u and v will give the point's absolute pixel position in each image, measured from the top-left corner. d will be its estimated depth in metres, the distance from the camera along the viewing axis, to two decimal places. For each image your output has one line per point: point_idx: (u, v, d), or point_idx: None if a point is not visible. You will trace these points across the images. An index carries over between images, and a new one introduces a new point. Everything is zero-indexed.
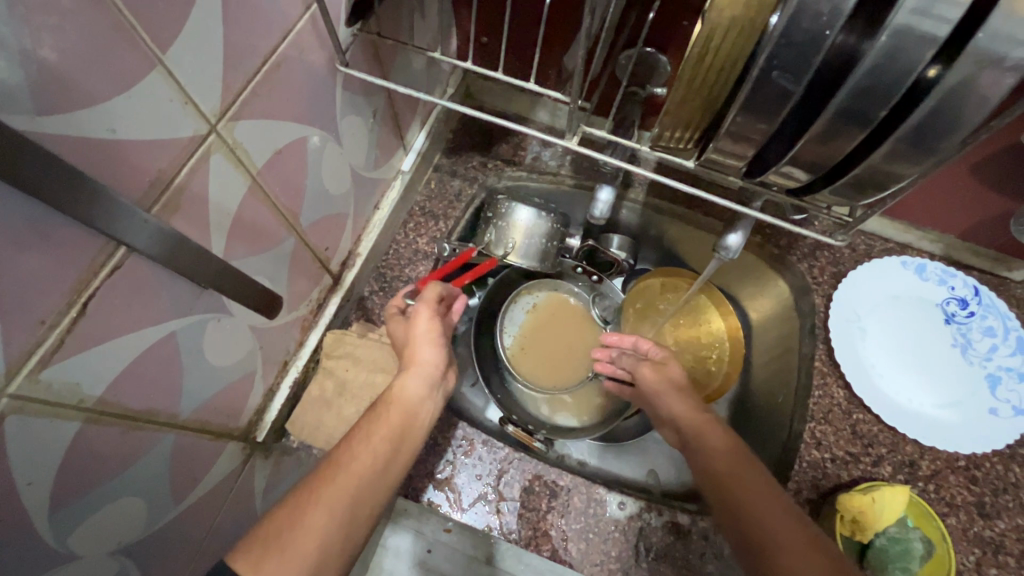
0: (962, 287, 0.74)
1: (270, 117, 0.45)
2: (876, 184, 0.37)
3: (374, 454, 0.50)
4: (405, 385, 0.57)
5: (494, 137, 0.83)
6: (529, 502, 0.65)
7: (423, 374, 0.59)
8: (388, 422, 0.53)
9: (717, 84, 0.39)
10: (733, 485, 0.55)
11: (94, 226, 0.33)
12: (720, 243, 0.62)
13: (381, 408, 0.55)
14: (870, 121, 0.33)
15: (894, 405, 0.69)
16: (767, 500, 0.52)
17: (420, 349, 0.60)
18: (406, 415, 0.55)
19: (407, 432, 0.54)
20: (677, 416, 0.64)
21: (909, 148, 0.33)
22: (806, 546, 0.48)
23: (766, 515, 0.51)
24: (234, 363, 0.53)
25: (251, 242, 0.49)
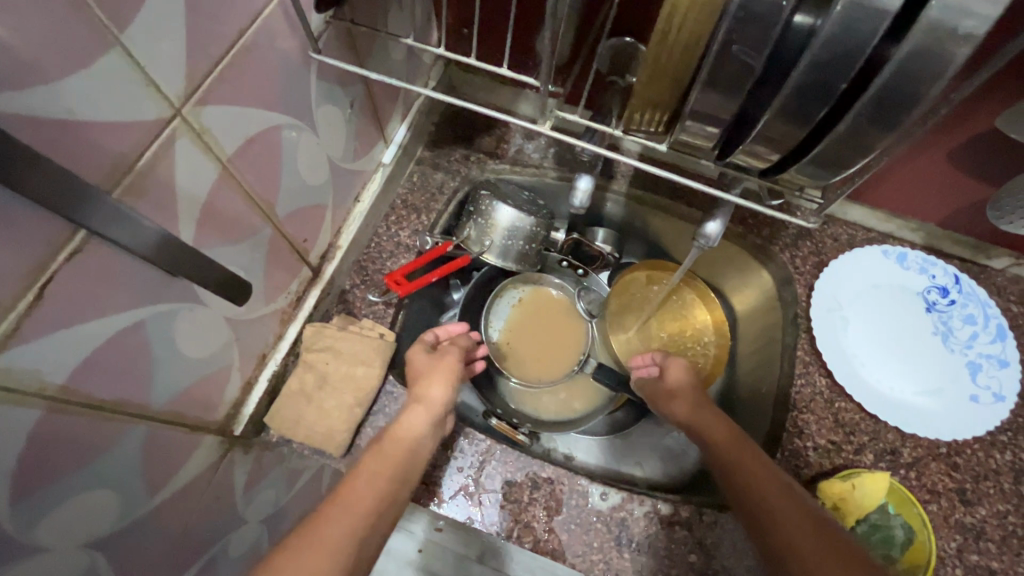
0: (943, 275, 0.74)
1: (241, 103, 0.45)
2: (842, 159, 0.37)
3: (377, 491, 0.53)
4: (407, 419, 0.62)
5: (476, 130, 0.83)
6: (511, 494, 0.64)
7: (427, 408, 0.63)
8: (393, 458, 0.57)
9: (683, 65, 0.39)
10: (733, 463, 0.58)
11: (52, 209, 0.32)
12: (699, 232, 0.62)
13: (383, 443, 0.59)
14: (831, 94, 0.33)
15: (876, 393, 0.69)
16: (763, 472, 0.56)
17: (432, 387, 0.66)
18: (409, 450, 0.59)
19: (407, 467, 0.57)
20: (682, 416, 0.69)
21: (870, 121, 0.34)
22: (800, 514, 0.51)
23: (763, 488, 0.54)
24: (209, 355, 0.53)
25: (223, 231, 0.49)
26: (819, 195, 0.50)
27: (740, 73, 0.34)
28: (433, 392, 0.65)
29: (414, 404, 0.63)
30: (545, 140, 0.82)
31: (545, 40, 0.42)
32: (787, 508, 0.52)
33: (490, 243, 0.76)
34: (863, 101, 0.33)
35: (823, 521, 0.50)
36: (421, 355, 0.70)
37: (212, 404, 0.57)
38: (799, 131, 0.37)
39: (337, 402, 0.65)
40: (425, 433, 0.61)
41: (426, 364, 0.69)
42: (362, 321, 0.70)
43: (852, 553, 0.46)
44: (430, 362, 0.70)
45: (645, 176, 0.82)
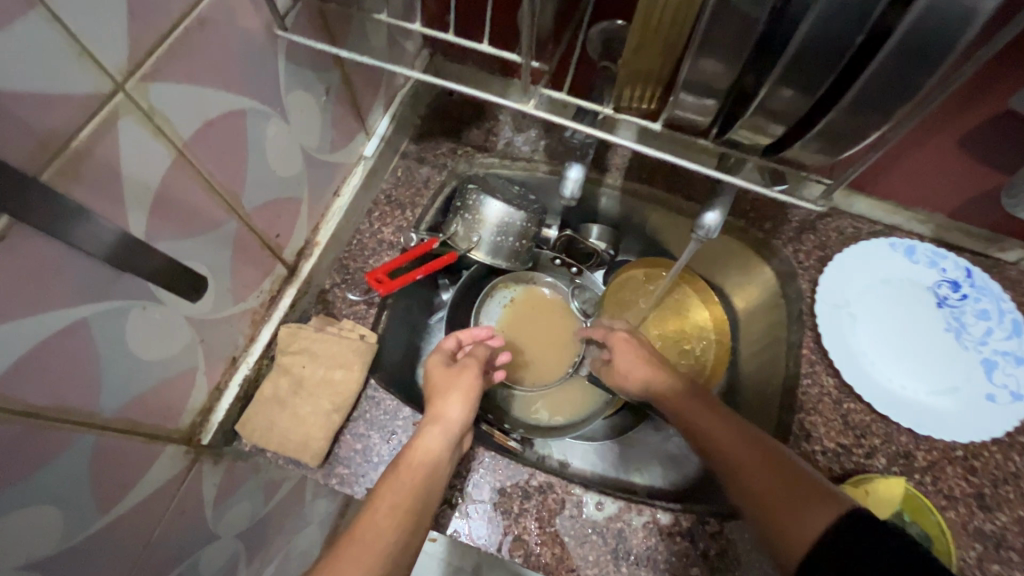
0: (954, 268, 0.71)
1: (198, 82, 0.41)
2: (852, 126, 0.34)
3: (396, 526, 0.50)
4: (423, 439, 0.58)
5: (463, 122, 0.79)
6: (500, 504, 0.60)
7: (443, 428, 0.59)
8: (410, 484, 0.54)
9: (678, 27, 0.35)
10: (694, 424, 0.60)
11: None
12: (697, 222, 0.58)
13: (399, 468, 0.55)
14: (841, 58, 0.31)
15: (887, 393, 0.65)
16: (720, 427, 0.57)
17: (449, 406, 0.63)
18: (428, 474, 0.55)
19: (425, 491, 0.54)
20: (657, 392, 0.68)
21: (882, 83, 0.31)
22: (760, 459, 0.52)
23: (721, 442, 0.56)
24: (170, 357, 0.49)
25: (181, 223, 0.45)
26: (828, 177, 0.47)
27: (740, 32, 0.31)
28: (449, 411, 0.62)
29: (428, 424, 0.59)
30: (536, 132, 0.78)
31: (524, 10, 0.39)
32: (746, 457, 0.53)
33: (479, 240, 0.73)
34: (885, 52, 0.30)
35: (781, 461, 0.52)
36: (439, 368, 0.68)
37: (174, 412, 0.53)
38: (809, 97, 0.33)
39: (313, 408, 0.61)
40: (444, 455, 0.57)
41: (446, 379, 0.67)
42: (342, 322, 0.66)
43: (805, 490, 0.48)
44: (449, 375, 0.67)
45: (640, 169, 0.78)
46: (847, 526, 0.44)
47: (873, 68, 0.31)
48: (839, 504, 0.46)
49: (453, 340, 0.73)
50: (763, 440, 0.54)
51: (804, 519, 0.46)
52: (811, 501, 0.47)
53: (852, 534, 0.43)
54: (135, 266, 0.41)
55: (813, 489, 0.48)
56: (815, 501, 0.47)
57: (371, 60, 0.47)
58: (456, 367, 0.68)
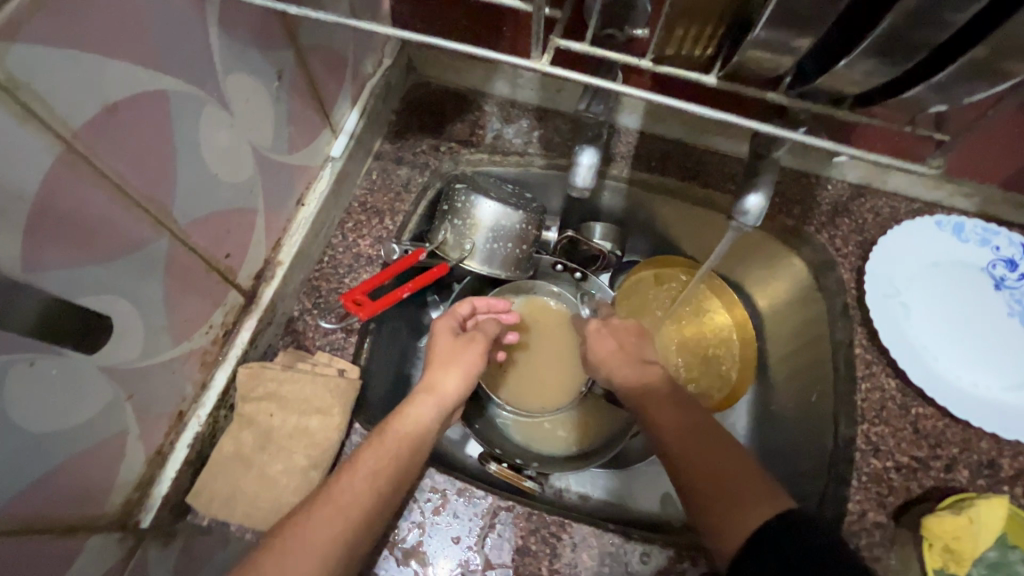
0: (1008, 245, 0.63)
1: (88, 49, 0.30)
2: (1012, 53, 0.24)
3: (373, 492, 0.42)
4: (412, 410, 0.48)
5: (445, 115, 0.69)
6: (525, 567, 0.49)
7: (437, 401, 0.50)
8: (393, 453, 0.44)
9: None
10: (645, 397, 0.54)
11: None
12: (735, 208, 0.49)
13: (387, 437, 0.45)
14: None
15: (959, 392, 0.56)
16: (671, 408, 0.51)
17: (446, 377, 0.52)
18: (417, 448, 0.46)
19: (413, 461, 0.45)
20: (619, 381, 0.57)
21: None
22: (702, 448, 0.47)
23: (670, 424, 0.50)
24: (80, 424, 0.37)
25: (80, 243, 0.33)
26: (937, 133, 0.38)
27: None
28: (444, 382, 0.51)
29: (419, 394, 0.50)
30: (527, 122, 0.69)
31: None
32: (690, 447, 0.48)
33: (472, 247, 0.63)
34: None
35: (727, 450, 0.47)
36: (444, 338, 0.55)
37: (97, 494, 0.41)
38: (954, 19, 0.24)
39: (285, 466, 0.49)
40: (433, 429, 0.49)
41: (448, 342, 0.54)
42: (316, 356, 0.55)
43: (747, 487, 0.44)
44: (455, 346, 0.54)
45: (648, 155, 0.69)
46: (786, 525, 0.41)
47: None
48: (777, 505, 0.43)
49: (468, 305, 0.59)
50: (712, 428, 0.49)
51: (742, 521, 0.43)
52: (752, 497, 0.44)
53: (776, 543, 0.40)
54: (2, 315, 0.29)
55: (754, 485, 0.45)
56: (754, 502, 0.43)
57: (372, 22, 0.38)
58: (463, 337, 0.55)
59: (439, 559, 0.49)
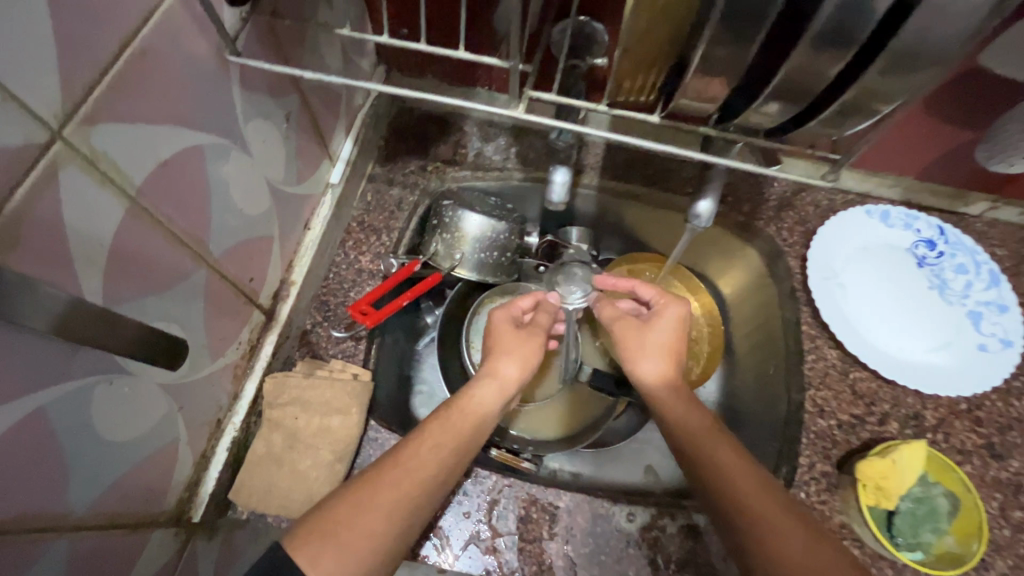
0: (927, 228, 0.72)
1: (148, 119, 0.36)
2: (880, 95, 0.32)
3: (438, 465, 0.48)
4: (479, 392, 0.58)
5: (430, 137, 0.75)
6: (529, 532, 0.57)
7: (500, 384, 0.60)
8: (457, 430, 0.52)
9: (687, 2, 0.32)
10: (702, 446, 0.54)
11: None
12: (689, 212, 0.57)
13: (453, 412, 0.54)
14: (854, 43, 0.29)
15: (887, 357, 0.66)
16: (736, 459, 0.52)
17: (505, 362, 0.62)
18: (478, 422, 0.55)
19: (474, 439, 0.53)
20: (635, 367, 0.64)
21: (904, 58, 0.29)
22: (744, 477, 0.50)
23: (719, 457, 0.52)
24: (144, 433, 0.43)
25: (143, 280, 0.39)
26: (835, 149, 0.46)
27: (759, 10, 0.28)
28: (505, 368, 0.61)
29: (484, 378, 0.59)
30: (504, 140, 0.76)
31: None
32: (738, 478, 0.50)
33: (462, 256, 0.71)
34: (914, 24, 0.27)
35: (779, 497, 0.49)
36: (507, 327, 0.65)
37: (156, 495, 0.47)
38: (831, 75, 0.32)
39: (313, 461, 0.55)
40: (495, 411, 0.58)
41: (511, 336, 0.64)
42: (331, 363, 0.61)
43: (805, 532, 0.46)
44: (516, 337, 0.64)
45: (614, 165, 0.77)
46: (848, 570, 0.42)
47: (902, 41, 0.28)
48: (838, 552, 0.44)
49: (529, 298, 0.68)
50: (755, 464, 0.52)
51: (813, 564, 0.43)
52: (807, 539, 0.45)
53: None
54: (122, 334, 0.35)
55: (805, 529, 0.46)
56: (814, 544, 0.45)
57: (396, 40, 0.46)
58: (524, 330, 0.65)
59: (454, 529, 0.56)
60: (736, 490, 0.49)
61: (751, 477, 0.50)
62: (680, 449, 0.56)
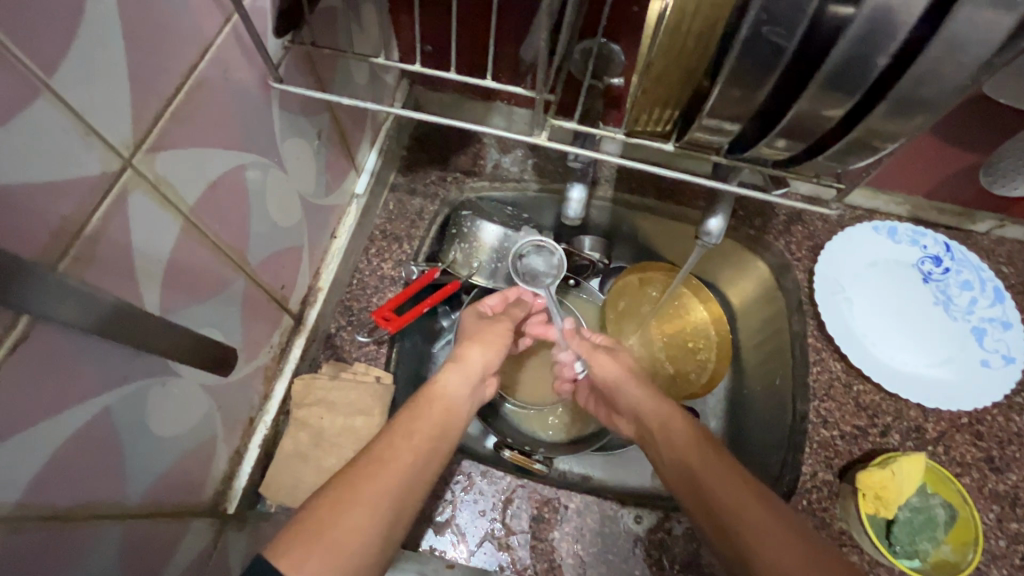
0: (934, 244, 0.74)
1: (201, 145, 0.40)
2: (884, 136, 0.34)
3: (413, 450, 0.50)
4: (447, 378, 0.59)
5: (450, 149, 0.78)
6: (541, 531, 0.60)
7: (464, 371, 0.61)
8: (430, 419, 0.53)
9: (699, 54, 0.36)
10: (709, 476, 0.53)
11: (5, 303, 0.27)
12: (701, 230, 0.60)
13: (422, 402, 0.55)
14: (859, 91, 0.31)
15: (889, 370, 0.68)
16: (731, 474, 0.53)
17: (471, 349, 0.63)
18: (446, 410, 0.56)
19: (446, 428, 0.54)
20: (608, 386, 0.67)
21: (905, 105, 0.31)
22: (737, 492, 0.51)
23: (710, 471, 0.53)
24: (187, 431, 0.46)
25: (192, 290, 0.43)
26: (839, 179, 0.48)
27: (769, 62, 0.30)
28: (472, 355, 0.63)
29: (450, 365, 0.61)
30: (522, 152, 0.78)
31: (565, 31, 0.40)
32: (733, 493, 0.51)
33: (479, 264, 0.74)
34: (914, 77, 0.29)
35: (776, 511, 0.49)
36: (472, 319, 0.68)
37: (196, 488, 0.50)
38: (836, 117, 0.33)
39: (337, 459, 0.58)
40: (465, 397, 0.59)
41: (477, 326, 0.67)
42: (354, 366, 0.65)
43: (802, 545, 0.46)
44: (479, 327, 0.66)
45: (628, 179, 0.79)
46: None
47: (903, 91, 0.30)
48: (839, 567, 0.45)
49: (497, 297, 0.71)
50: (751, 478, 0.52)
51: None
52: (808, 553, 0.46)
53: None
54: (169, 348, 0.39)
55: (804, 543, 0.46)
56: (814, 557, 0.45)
57: (426, 69, 0.49)
58: (486, 319, 0.68)
59: (469, 526, 0.59)
60: (730, 505, 0.50)
61: (747, 490, 0.51)
62: (686, 477, 0.55)
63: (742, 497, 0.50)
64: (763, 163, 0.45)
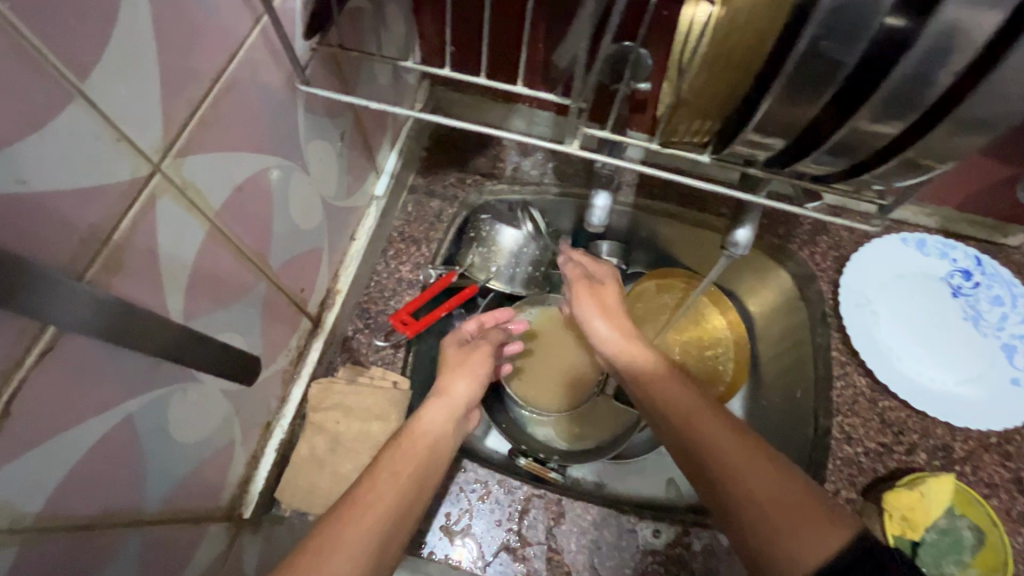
0: (964, 258, 0.72)
1: (228, 150, 0.39)
2: (940, 155, 0.32)
3: (397, 495, 0.45)
4: (428, 415, 0.55)
5: (470, 151, 0.77)
6: (557, 543, 0.59)
7: (448, 403, 0.57)
8: (415, 456, 0.50)
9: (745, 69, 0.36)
10: (694, 428, 0.47)
11: (32, 315, 0.26)
12: (728, 240, 0.58)
13: (403, 441, 0.51)
14: (916, 108, 0.29)
15: (917, 386, 0.66)
16: (722, 424, 0.47)
17: (456, 382, 0.60)
18: (431, 445, 0.52)
19: (431, 464, 0.50)
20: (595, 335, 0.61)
21: (965, 123, 0.29)
22: (725, 443, 0.45)
23: (698, 422, 0.47)
24: (206, 435, 0.46)
25: (214, 295, 0.42)
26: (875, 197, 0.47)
27: (824, 75, 0.29)
28: (455, 388, 0.59)
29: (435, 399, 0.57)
30: (542, 155, 0.77)
31: (607, 39, 0.38)
32: (722, 441, 0.45)
33: (497, 270, 0.73)
34: (978, 94, 0.28)
35: (773, 463, 0.43)
36: (452, 347, 0.64)
37: (213, 492, 0.50)
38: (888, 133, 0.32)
39: (354, 465, 0.58)
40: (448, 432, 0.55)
41: (457, 354, 0.63)
42: (371, 370, 0.64)
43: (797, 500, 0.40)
44: (461, 354, 0.63)
45: (650, 185, 0.78)
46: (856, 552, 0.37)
47: (963, 108, 0.29)
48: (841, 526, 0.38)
49: (474, 322, 0.68)
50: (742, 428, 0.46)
51: (808, 536, 0.38)
52: (807, 511, 0.39)
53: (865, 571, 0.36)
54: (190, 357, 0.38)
55: (801, 500, 0.40)
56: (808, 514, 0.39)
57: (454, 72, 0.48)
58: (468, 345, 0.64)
59: (485, 536, 0.59)
60: (718, 456, 0.44)
61: (739, 440, 0.45)
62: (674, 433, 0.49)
63: (731, 447, 0.44)
64: (801, 177, 0.44)
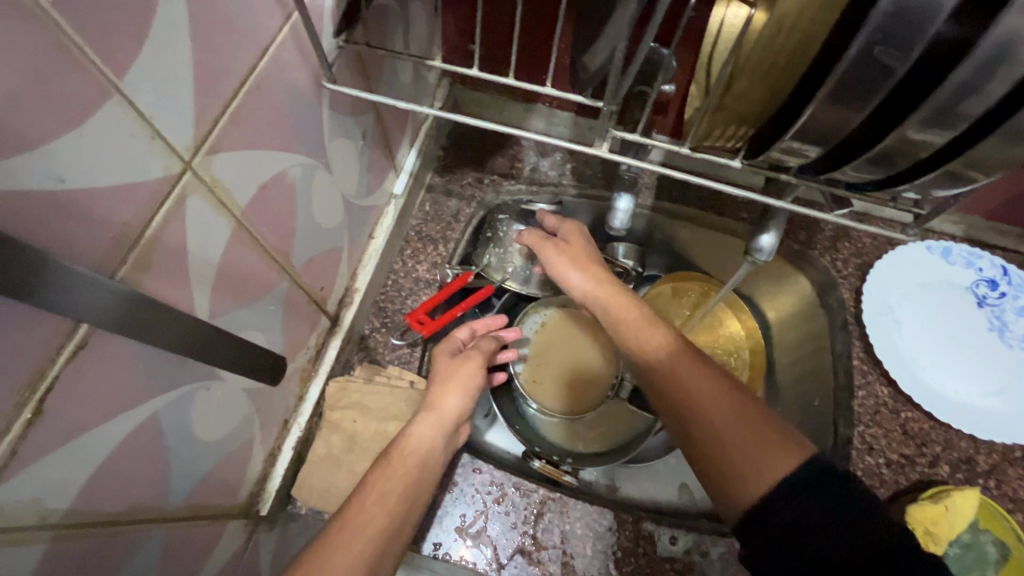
0: (990, 267, 0.71)
1: (255, 148, 0.39)
2: (985, 168, 0.31)
3: (386, 509, 0.46)
4: (416, 429, 0.53)
5: (488, 150, 0.77)
6: (573, 548, 0.58)
7: (437, 417, 0.54)
8: (400, 474, 0.49)
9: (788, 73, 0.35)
10: (670, 372, 0.46)
11: (68, 313, 0.26)
12: (752, 245, 0.58)
13: (393, 457, 0.50)
14: (963, 118, 0.29)
15: (941, 398, 0.65)
16: (699, 369, 0.46)
17: (448, 395, 0.56)
18: (422, 459, 0.51)
19: (422, 478, 0.50)
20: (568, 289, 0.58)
21: (1015, 134, 0.29)
22: (699, 386, 0.45)
23: (676, 367, 0.47)
24: (226, 433, 0.46)
25: (239, 292, 0.42)
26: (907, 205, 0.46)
27: (870, 81, 0.28)
28: (447, 400, 0.56)
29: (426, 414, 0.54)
30: (560, 156, 0.76)
31: (644, 43, 0.38)
32: (699, 385, 0.45)
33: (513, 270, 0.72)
34: None
35: (745, 403, 0.43)
36: (443, 356, 0.60)
37: (233, 489, 0.50)
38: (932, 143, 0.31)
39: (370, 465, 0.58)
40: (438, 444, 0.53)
41: (448, 363, 0.59)
42: (388, 369, 0.64)
43: (763, 436, 0.41)
44: (451, 364, 0.58)
45: (668, 188, 0.77)
46: (812, 481, 0.38)
47: (1014, 120, 0.28)
48: (800, 456, 0.39)
49: (466, 330, 0.64)
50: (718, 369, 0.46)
51: (769, 465, 0.39)
52: (770, 443, 0.40)
53: (812, 499, 0.37)
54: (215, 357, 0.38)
55: (764, 435, 0.41)
56: (769, 447, 0.40)
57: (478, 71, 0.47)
58: (460, 354, 0.59)
59: (501, 539, 0.58)
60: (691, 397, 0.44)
61: (714, 382, 0.45)
62: (652, 378, 0.48)
63: (705, 390, 0.44)
64: (834, 184, 0.43)
